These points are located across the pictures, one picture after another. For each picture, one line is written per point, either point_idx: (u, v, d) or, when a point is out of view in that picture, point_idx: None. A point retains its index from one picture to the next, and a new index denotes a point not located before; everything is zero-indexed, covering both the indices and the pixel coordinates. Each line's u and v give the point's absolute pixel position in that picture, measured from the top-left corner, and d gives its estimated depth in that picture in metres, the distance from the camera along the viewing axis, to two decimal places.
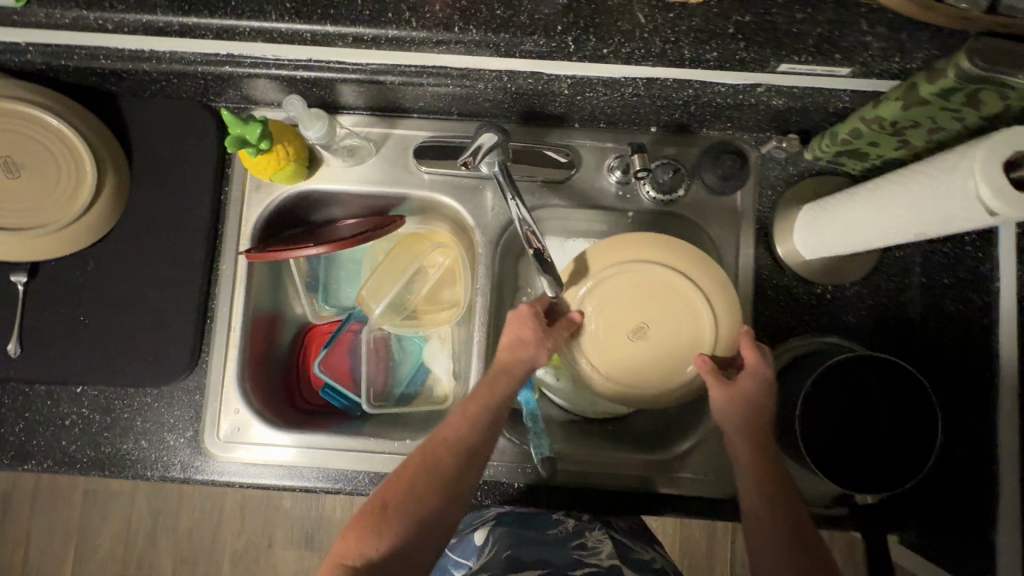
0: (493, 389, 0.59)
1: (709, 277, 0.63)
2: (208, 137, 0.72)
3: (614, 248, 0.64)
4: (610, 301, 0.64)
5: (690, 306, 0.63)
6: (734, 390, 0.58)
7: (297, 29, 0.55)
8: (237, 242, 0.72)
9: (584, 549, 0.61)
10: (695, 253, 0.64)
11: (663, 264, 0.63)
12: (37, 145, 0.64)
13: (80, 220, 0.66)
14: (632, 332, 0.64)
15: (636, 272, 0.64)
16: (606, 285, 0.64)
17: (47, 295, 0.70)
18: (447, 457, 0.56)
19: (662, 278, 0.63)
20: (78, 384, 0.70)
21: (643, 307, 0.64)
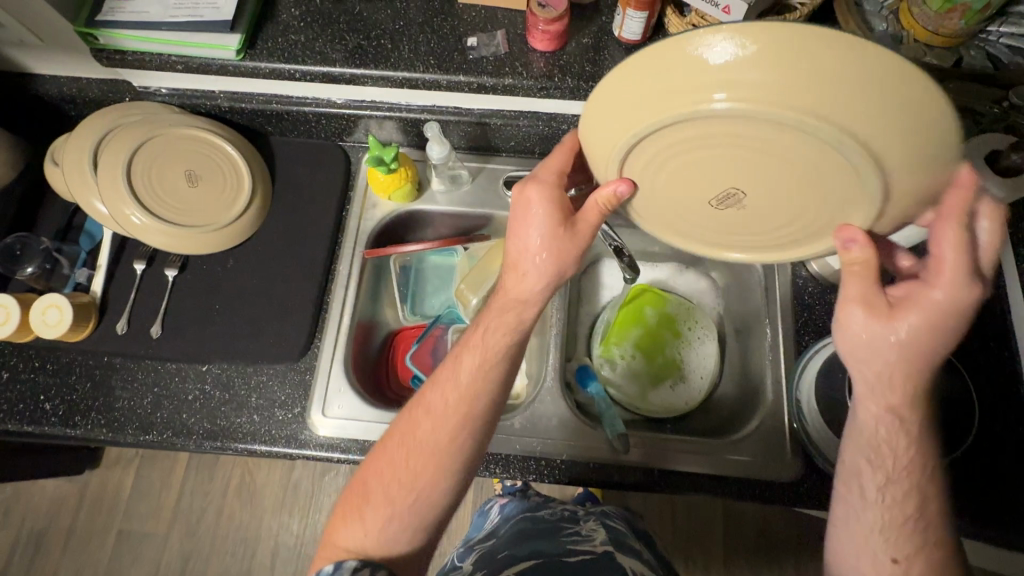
0: (487, 340, 0.63)
1: (881, 141, 0.41)
2: (337, 167, 0.89)
3: (751, 74, 0.40)
4: (723, 152, 0.48)
5: (810, 158, 0.45)
6: (913, 302, 0.52)
7: (438, 79, 0.74)
8: (354, 248, 0.86)
9: (578, 535, 0.73)
10: (894, 112, 0.40)
11: (751, 148, 0.47)
12: (212, 164, 0.81)
13: (234, 223, 0.81)
14: (721, 194, 0.53)
15: (733, 129, 0.45)
16: (702, 134, 0.46)
17: (191, 287, 0.83)
18: (435, 428, 0.60)
19: (781, 149, 0.46)
20: (205, 363, 0.80)
21: (743, 169, 0.50)
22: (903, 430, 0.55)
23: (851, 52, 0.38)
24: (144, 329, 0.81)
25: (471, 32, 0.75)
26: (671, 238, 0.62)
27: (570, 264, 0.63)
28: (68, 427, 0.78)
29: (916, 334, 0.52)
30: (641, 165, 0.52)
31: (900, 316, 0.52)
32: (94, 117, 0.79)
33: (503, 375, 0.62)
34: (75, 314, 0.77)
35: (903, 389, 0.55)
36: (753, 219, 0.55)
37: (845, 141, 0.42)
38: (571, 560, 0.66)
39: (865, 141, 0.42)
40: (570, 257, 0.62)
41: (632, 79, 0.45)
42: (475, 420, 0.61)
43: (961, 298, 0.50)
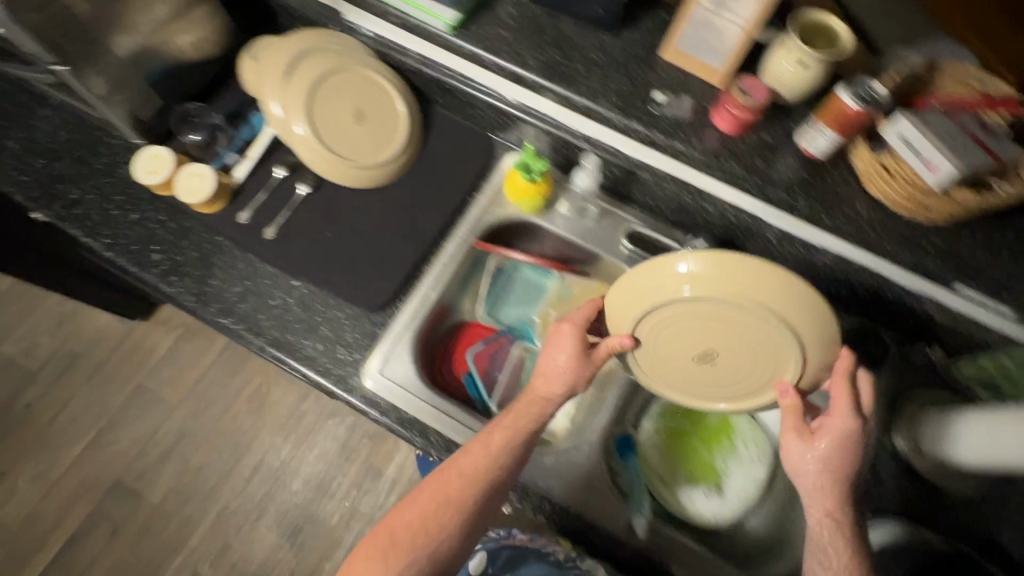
0: (517, 416, 0.69)
1: (801, 322, 0.63)
2: (482, 155, 0.93)
3: (705, 279, 0.63)
4: (680, 344, 0.70)
5: (759, 366, 0.69)
6: (804, 442, 0.63)
7: (613, 118, 0.76)
8: (466, 234, 0.89)
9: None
10: (801, 296, 0.61)
11: (727, 318, 0.66)
12: (380, 110, 0.87)
13: (371, 170, 0.86)
14: (701, 353, 0.70)
15: (712, 323, 0.67)
16: (675, 318, 0.68)
17: (313, 207, 0.88)
18: (466, 494, 0.64)
19: (742, 323, 0.66)
20: (296, 279, 0.84)
21: (723, 335, 0.68)
22: (841, 538, 0.61)
23: (790, 283, 0.61)
24: (260, 227, 0.86)
25: (660, 88, 0.77)
26: (650, 380, 0.74)
27: (585, 373, 0.69)
28: (165, 282, 0.84)
29: (830, 451, 0.61)
30: (647, 328, 0.70)
31: (819, 438, 0.62)
32: (303, 36, 0.86)
33: (526, 449, 0.67)
34: (214, 189, 0.84)
35: (837, 496, 0.62)
36: (715, 377, 0.71)
37: (791, 354, 0.66)
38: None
39: (802, 329, 0.64)
40: (588, 366, 0.68)
41: (644, 270, 0.67)
42: (502, 486, 0.66)
43: (849, 425, 0.62)
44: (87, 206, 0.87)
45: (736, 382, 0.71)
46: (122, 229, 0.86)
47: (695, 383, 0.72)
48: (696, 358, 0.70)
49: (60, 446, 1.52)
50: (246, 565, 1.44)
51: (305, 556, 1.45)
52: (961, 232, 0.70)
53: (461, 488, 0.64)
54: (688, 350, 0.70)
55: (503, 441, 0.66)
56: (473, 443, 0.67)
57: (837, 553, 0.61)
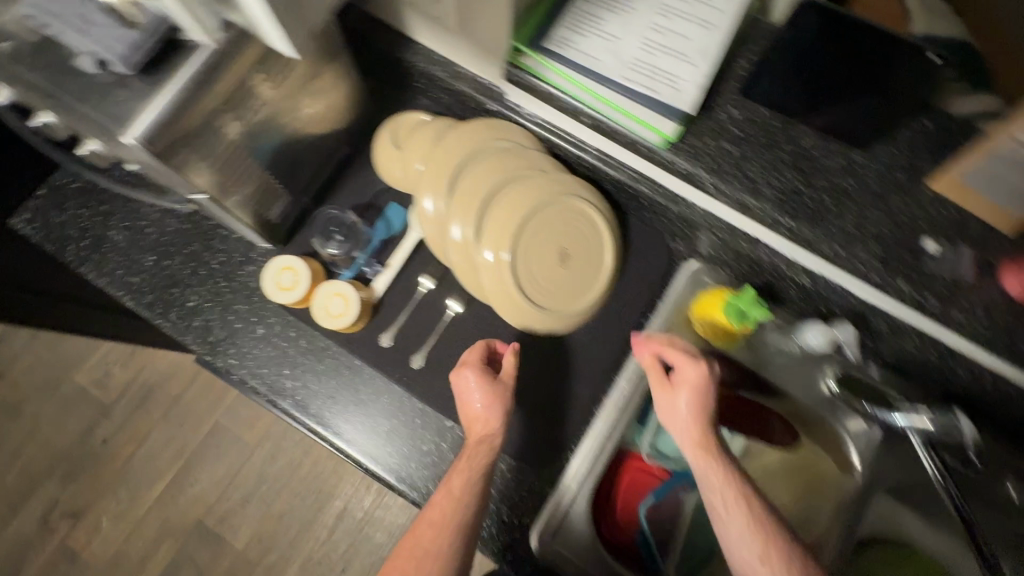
0: (473, 463, 0.63)
1: (548, 181, 0.70)
2: (659, 266, 0.79)
3: (485, 227, 0.67)
4: (555, 279, 0.69)
5: (588, 236, 0.72)
6: (678, 393, 0.65)
7: (867, 269, 0.61)
8: (641, 370, 0.76)
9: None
10: (514, 159, 0.70)
11: (540, 212, 0.68)
12: (559, 224, 0.70)
13: (536, 295, 0.68)
14: (557, 254, 0.69)
15: (519, 234, 0.67)
16: (523, 254, 0.67)
17: (465, 329, 0.76)
18: (431, 544, 0.59)
19: (550, 211, 0.69)
20: (451, 419, 0.73)
21: (552, 234, 0.69)
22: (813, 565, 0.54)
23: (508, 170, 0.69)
24: (406, 352, 0.75)
25: (930, 233, 0.61)
26: (574, 313, 0.71)
27: (507, 403, 0.67)
28: (299, 415, 0.73)
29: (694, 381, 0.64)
30: (526, 283, 0.68)
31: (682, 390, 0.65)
32: (461, 132, 0.71)
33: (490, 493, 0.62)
34: (358, 309, 0.72)
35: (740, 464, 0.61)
36: (590, 260, 0.72)
37: (562, 201, 0.70)
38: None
39: (564, 187, 0.70)
40: (507, 399, 0.67)
41: (482, 268, 0.67)
42: (473, 522, 0.60)
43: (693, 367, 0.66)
44: (208, 317, 0.76)
45: (588, 253, 0.72)
46: (248, 346, 0.75)
47: (571, 281, 0.70)
48: (561, 265, 0.69)
49: (139, 485, 1.48)
50: None
51: None
52: None
53: (433, 536, 0.59)
54: (554, 261, 0.69)
55: (462, 483, 0.61)
56: (436, 495, 0.62)
57: (738, 533, 0.57)
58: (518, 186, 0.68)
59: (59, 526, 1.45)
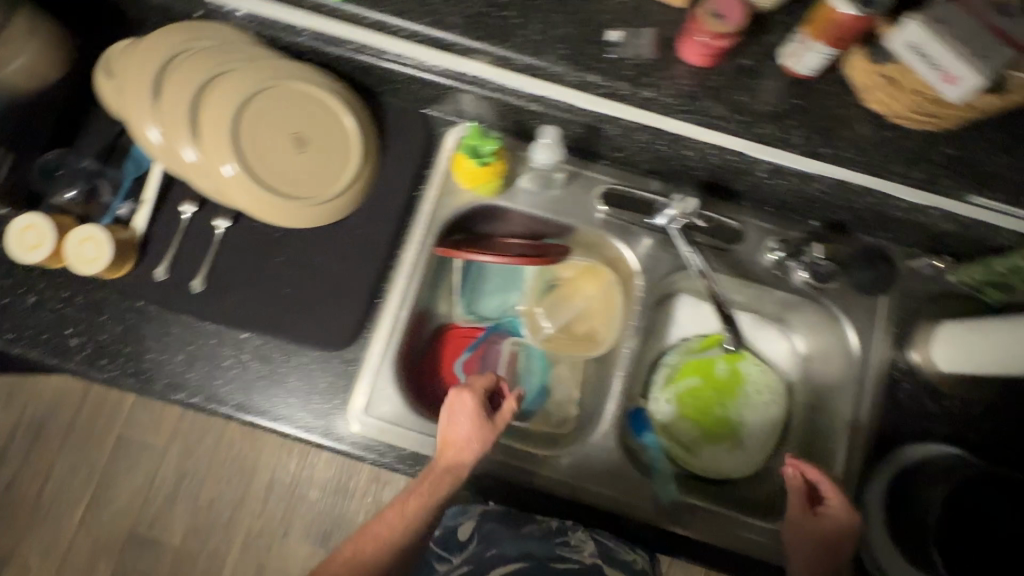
0: (434, 489, 0.64)
1: (251, 72, 0.67)
2: (420, 136, 0.79)
3: (203, 141, 0.66)
4: (299, 168, 0.70)
5: (319, 114, 0.71)
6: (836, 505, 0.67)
7: (562, 72, 0.64)
8: (421, 239, 0.77)
9: (568, 546, 0.73)
10: (209, 60, 0.67)
11: (255, 107, 0.67)
12: (282, 113, 0.69)
13: (286, 190, 0.69)
14: (292, 140, 0.69)
15: (238, 135, 0.66)
16: (253, 153, 0.67)
17: (239, 243, 0.75)
18: (362, 558, 0.61)
19: (266, 102, 0.68)
20: (246, 331, 0.74)
21: (277, 124, 0.69)
22: None
23: (204, 74, 0.66)
24: (184, 280, 0.74)
25: (612, 24, 0.64)
26: (335, 192, 0.71)
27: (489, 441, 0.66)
28: (92, 368, 0.73)
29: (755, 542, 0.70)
30: (269, 179, 0.68)
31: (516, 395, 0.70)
32: (143, 48, 0.67)
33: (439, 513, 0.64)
34: (115, 251, 0.70)
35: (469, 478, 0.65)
36: (331, 137, 0.71)
37: (274, 88, 0.68)
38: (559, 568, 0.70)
39: (271, 73, 0.68)
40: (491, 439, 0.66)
41: (220, 181, 0.67)
42: (419, 536, 0.63)
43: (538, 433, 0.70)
44: None
45: (325, 130, 0.71)
46: (21, 319, 0.73)
47: (317, 164, 0.71)
48: (299, 152, 0.69)
49: (57, 516, 1.45)
50: None
51: None
52: (975, 134, 0.61)
53: (374, 555, 0.61)
54: (290, 149, 0.69)
55: (415, 509, 0.63)
56: (387, 513, 0.63)
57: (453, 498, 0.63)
58: (221, 86, 0.66)
59: None
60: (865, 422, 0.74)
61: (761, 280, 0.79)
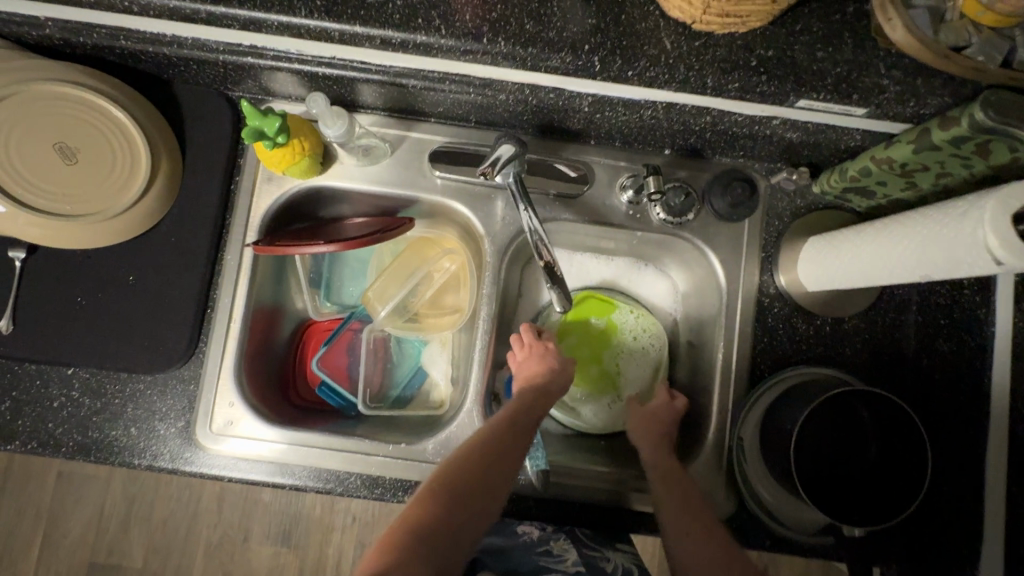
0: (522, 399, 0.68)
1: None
2: (224, 122, 0.71)
3: None
4: (72, 182, 0.63)
5: (80, 116, 0.63)
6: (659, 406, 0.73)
7: (327, 27, 0.56)
8: (243, 237, 0.71)
9: (551, 556, 0.65)
10: None
11: (5, 127, 0.60)
12: (40, 127, 0.62)
13: (67, 211, 0.62)
14: (57, 152, 0.62)
15: None
16: (14, 178, 0.60)
17: (42, 273, 0.69)
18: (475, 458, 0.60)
19: (18, 120, 0.61)
20: (70, 366, 0.68)
21: (37, 139, 0.62)
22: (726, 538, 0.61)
23: None
24: None
25: None
26: (127, 201, 0.64)
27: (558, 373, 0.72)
28: None
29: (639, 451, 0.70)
30: (43, 204, 0.62)
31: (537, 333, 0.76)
32: None
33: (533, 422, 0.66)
34: None
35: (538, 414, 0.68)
36: (105, 140, 0.64)
37: (20, 100, 0.61)
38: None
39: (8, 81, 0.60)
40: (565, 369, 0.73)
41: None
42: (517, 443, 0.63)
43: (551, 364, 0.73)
44: None
45: (96, 134, 0.63)
46: None
47: (97, 174, 0.63)
48: (72, 166, 0.63)
49: (14, 559, 1.44)
50: None
51: (305, 551, 1.47)
52: (792, 29, 0.55)
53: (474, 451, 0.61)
54: (62, 165, 0.62)
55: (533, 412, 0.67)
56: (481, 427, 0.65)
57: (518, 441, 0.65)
58: None
59: None
60: (740, 356, 0.71)
61: (620, 223, 0.73)
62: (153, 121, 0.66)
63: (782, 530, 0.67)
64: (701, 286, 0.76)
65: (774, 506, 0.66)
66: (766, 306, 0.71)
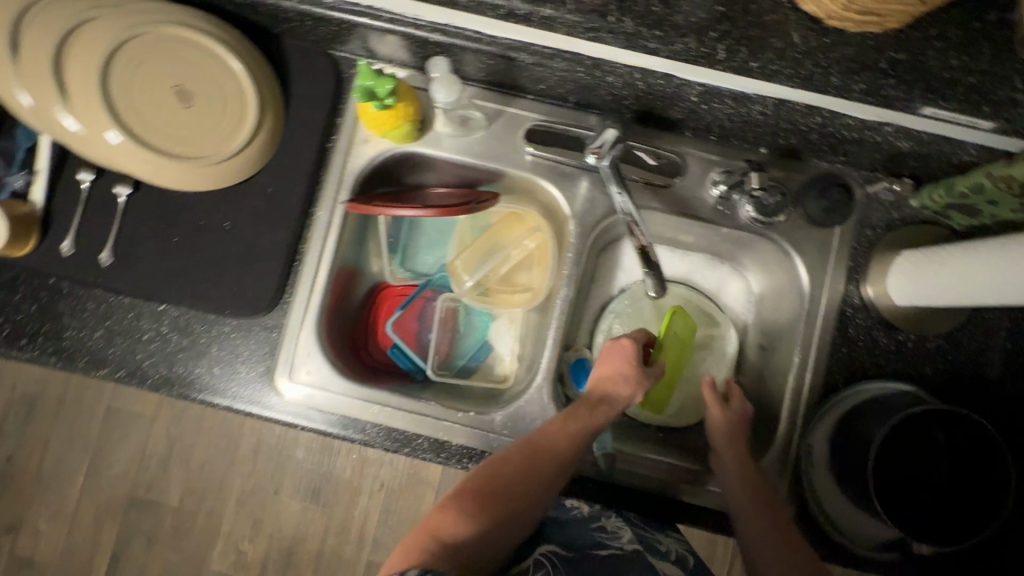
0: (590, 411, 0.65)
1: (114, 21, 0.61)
2: (327, 81, 0.73)
3: (76, 107, 0.61)
4: (185, 124, 0.65)
5: (199, 61, 0.65)
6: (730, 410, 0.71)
7: None
8: (336, 194, 0.72)
9: (605, 531, 0.66)
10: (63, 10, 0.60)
11: (130, 64, 0.62)
12: (161, 68, 0.64)
13: (177, 152, 0.65)
14: (175, 95, 0.64)
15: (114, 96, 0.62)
16: (134, 115, 0.63)
17: (144, 210, 0.71)
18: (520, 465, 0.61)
19: (142, 58, 0.63)
20: (162, 302, 0.71)
21: (156, 80, 0.64)
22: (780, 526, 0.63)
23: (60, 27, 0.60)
24: (92, 253, 0.71)
25: None
26: (232, 148, 0.66)
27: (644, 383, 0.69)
28: (13, 349, 0.71)
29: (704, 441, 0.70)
30: (157, 142, 0.64)
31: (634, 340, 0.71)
32: None
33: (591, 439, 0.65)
34: (11, 227, 0.67)
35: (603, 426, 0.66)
36: (219, 87, 0.65)
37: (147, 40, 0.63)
38: (601, 554, 0.63)
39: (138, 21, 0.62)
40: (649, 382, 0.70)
41: (104, 148, 0.63)
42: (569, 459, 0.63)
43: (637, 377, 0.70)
44: None
45: (211, 80, 0.65)
46: None
47: (208, 118, 0.65)
48: (186, 109, 0.65)
49: (60, 485, 1.51)
50: (281, 533, 1.51)
51: (333, 510, 1.51)
52: (928, 33, 0.53)
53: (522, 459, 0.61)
54: (177, 106, 0.64)
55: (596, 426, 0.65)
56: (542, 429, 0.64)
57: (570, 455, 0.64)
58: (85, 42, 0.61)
59: (3, 542, 1.50)
60: (816, 363, 0.70)
61: (706, 218, 0.73)
62: (263, 72, 0.68)
63: (846, 543, 0.67)
64: (779, 289, 0.76)
65: (839, 517, 0.66)
66: (848, 316, 0.70)
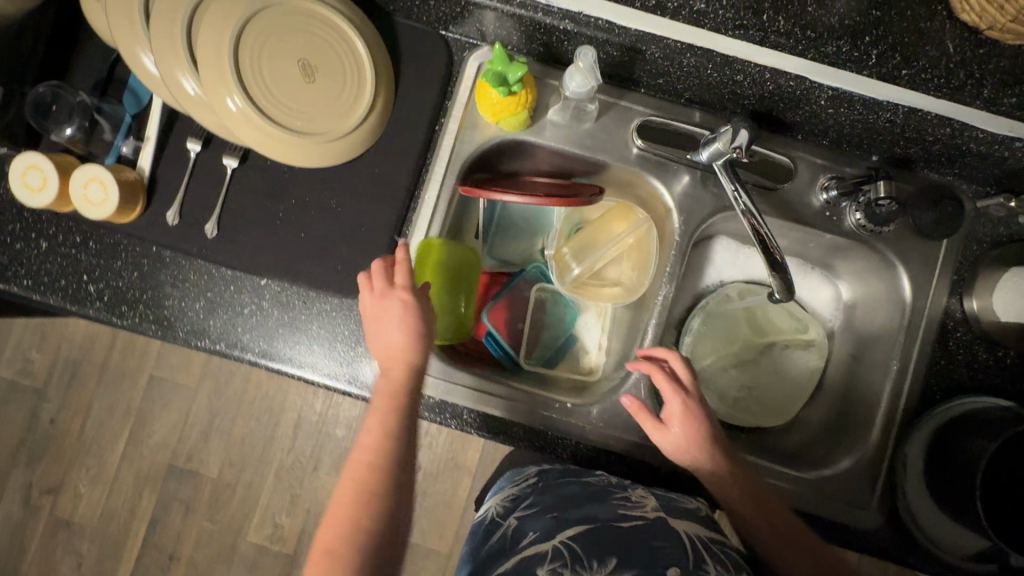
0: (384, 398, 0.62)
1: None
2: (440, 63, 0.72)
3: (201, 74, 0.60)
4: (305, 99, 0.64)
5: (324, 36, 0.64)
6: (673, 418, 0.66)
7: None
8: (444, 176, 0.72)
9: (629, 502, 0.66)
10: None
11: (257, 34, 0.62)
12: (287, 41, 0.63)
13: (296, 125, 0.64)
14: (298, 68, 0.64)
15: (240, 65, 0.61)
16: (256, 84, 0.62)
17: (250, 183, 0.71)
18: (362, 464, 0.59)
19: (270, 30, 0.62)
20: (264, 277, 0.71)
21: (281, 52, 0.63)
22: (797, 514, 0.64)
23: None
24: (196, 224, 0.70)
25: None
26: (349, 126, 0.66)
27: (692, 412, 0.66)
28: (112, 315, 0.71)
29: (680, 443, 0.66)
30: (277, 114, 0.63)
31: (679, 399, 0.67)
32: None
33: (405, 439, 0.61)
34: (122, 192, 0.66)
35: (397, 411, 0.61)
36: (341, 64, 0.65)
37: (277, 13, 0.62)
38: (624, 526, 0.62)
39: None
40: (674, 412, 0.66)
41: (225, 116, 0.62)
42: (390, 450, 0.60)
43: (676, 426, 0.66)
44: None
45: (334, 57, 0.64)
46: (36, 264, 0.70)
47: (329, 93, 0.65)
48: (309, 84, 0.64)
49: (101, 450, 1.52)
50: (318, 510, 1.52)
51: None
52: None
53: (366, 461, 0.59)
54: (299, 80, 0.64)
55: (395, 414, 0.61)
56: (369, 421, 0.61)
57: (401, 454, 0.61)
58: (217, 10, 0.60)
59: (43, 503, 1.52)
60: (913, 373, 0.71)
61: (811, 222, 0.73)
62: (382, 52, 0.68)
63: (937, 551, 0.68)
64: (873, 297, 0.76)
65: (931, 529, 0.67)
66: (948, 329, 0.71)
